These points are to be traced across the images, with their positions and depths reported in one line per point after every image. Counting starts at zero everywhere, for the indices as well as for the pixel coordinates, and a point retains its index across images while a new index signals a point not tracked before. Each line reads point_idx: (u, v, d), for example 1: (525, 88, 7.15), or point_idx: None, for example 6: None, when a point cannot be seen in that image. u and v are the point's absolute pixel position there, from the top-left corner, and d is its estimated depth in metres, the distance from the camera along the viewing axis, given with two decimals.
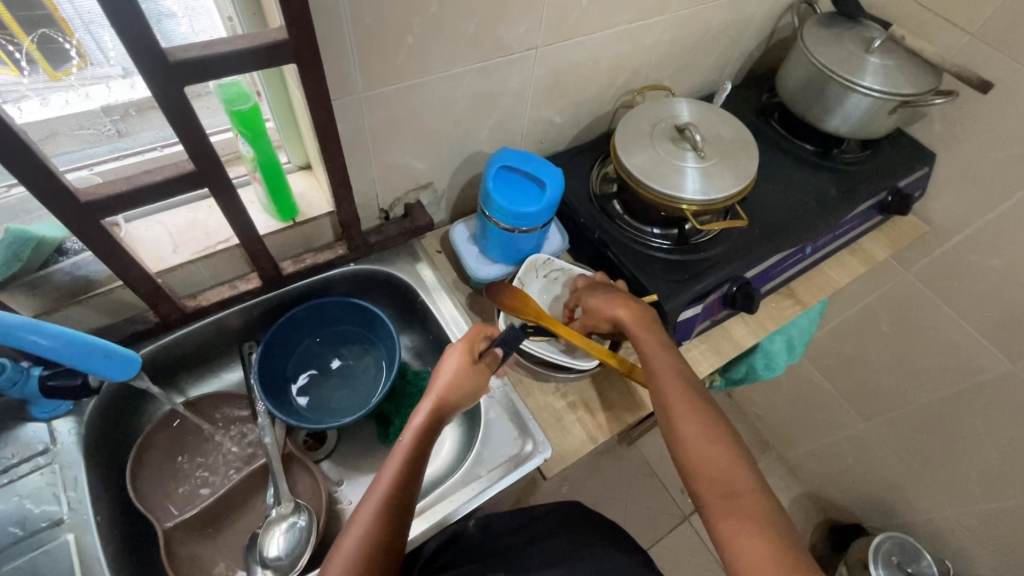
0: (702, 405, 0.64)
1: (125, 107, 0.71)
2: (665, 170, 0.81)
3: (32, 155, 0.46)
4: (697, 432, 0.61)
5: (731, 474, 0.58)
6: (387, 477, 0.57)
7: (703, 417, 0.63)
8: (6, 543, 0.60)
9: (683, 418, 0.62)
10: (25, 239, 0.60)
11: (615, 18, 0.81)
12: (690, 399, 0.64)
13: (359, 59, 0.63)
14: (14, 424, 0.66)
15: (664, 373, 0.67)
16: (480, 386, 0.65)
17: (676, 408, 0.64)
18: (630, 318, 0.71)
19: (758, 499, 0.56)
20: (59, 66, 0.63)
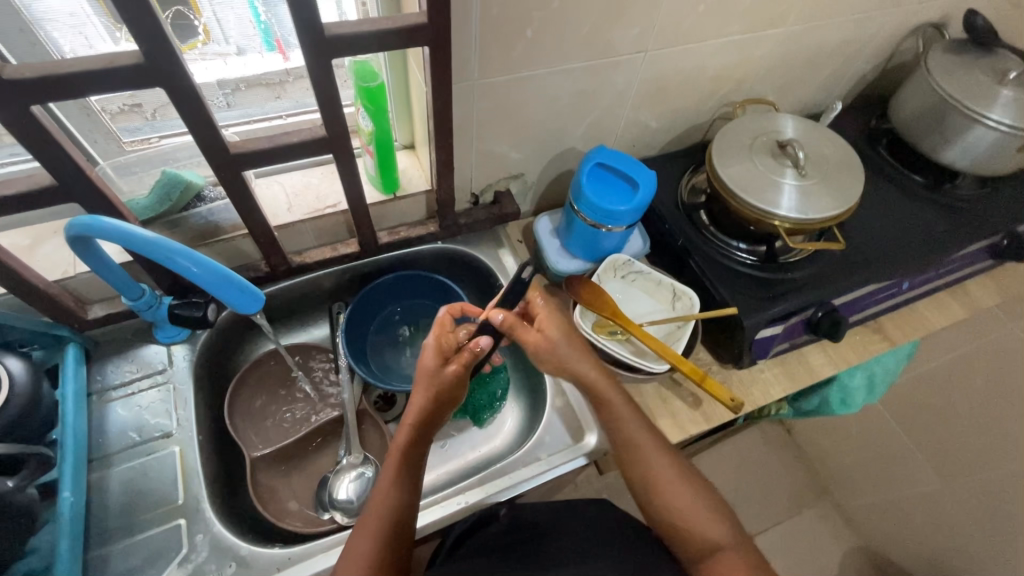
0: (673, 469, 0.62)
1: (236, 82, 0.77)
2: (761, 184, 0.79)
3: (201, 107, 0.53)
4: (670, 501, 0.61)
5: (707, 535, 0.59)
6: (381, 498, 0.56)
7: (675, 480, 0.62)
8: (125, 445, 0.69)
9: (656, 489, 0.62)
10: (176, 181, 0.68)
11: (729, 28, 0.81)
12: (658, 467, 0.62)
13: (480, 48, 0.66)
14: (140, 344, 0.75)
15: (627, 442, 0.64)
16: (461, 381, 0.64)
17: (648, 480, 0.62)
18: (577, 359, 0.66)
19: (731, 555, 0.57)
20: (187, 40, 0.70)
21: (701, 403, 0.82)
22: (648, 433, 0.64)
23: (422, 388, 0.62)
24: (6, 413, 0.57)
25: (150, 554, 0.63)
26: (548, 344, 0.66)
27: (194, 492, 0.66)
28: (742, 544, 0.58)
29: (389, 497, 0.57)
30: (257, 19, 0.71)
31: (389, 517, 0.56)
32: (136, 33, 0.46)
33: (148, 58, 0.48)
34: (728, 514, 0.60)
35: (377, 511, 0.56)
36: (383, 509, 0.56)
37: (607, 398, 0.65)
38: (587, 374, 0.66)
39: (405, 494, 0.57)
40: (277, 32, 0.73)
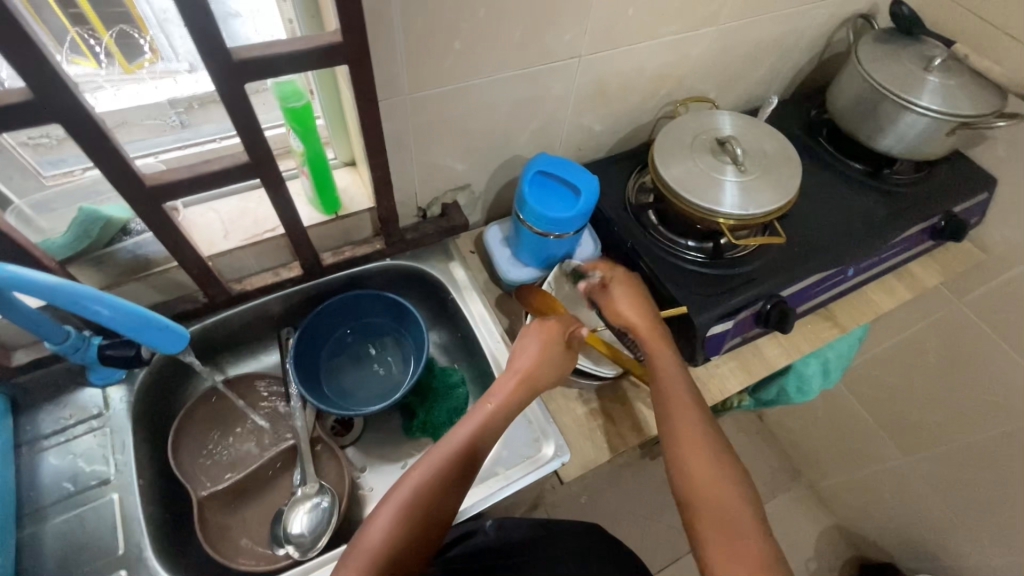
0: (724, 465, 0.62)
1: (189, 101, 0.73)
2: (703, 182, 0.80)
3: (105, 141, 0.51)
4: (714, 489, 0.60)
5: (738, 535, 0.57)
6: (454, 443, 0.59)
7: (726, 474, 0.61)
8: (59, 497, 0.65)
9: (705, 476, 0.61)
10: (94, 218, 0.64)
11: (662, 29, 0.82)
12: (711, 454, 0.62)
13: (407, 63, 0.65)
14: (73, 388, 0.71)
15: (683, 415, 0.66)
16: (564, 357, 0.69)
17: (697, 466, 0.62)
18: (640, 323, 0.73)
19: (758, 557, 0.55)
20: (133, 60, 0.69)
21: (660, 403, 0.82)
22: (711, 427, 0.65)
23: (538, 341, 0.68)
24: None
25: None
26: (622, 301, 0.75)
27: (135, 541, 0.63)
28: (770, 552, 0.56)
29: (458, 449, 0.59)
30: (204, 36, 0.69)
31: (452, 466, 0.58)
32: (20, 67, 0.43)
33: (39, 93, 0.45)
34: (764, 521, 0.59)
35: (443, 454, 0.59)
36: (449, 462, 0.58)
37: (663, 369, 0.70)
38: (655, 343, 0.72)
39: (474, 448, 0.60)
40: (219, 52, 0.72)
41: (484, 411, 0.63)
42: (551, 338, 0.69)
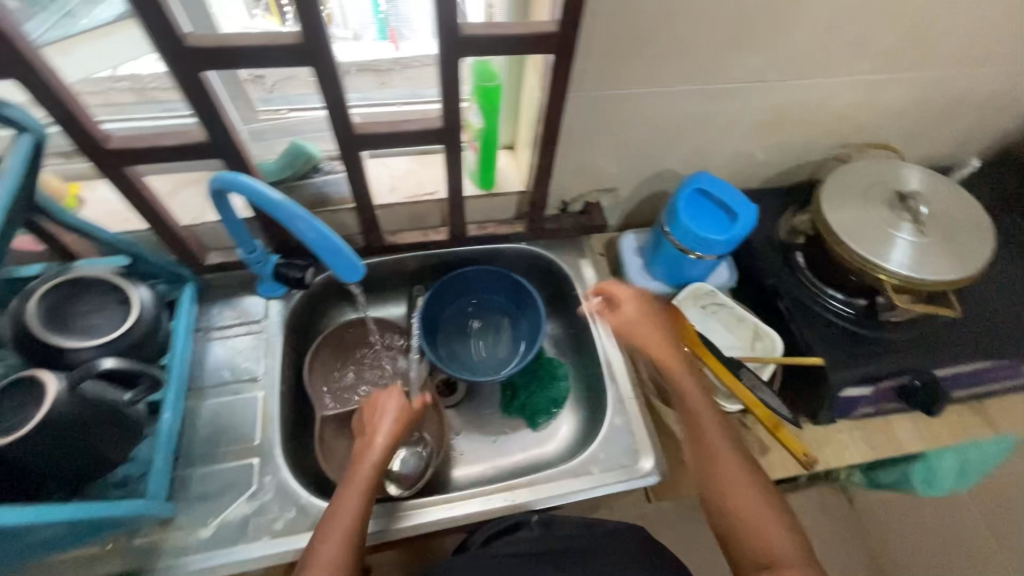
0: (757, 493, 0.61)
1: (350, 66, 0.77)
2: (872, 234, 0.74)
3: (337, 89, 0.58)
4: (752, 526, 0.59)
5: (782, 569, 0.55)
6: (354, 506, 0.60)
7: (762, 508, 0.60)
8: (218, 381, 0.76)
9: (745, 513, 0.60)
10: (300, 152, 0.75)
11: (864, 66, 0.77)
12: (745, 491, 0.61)
13: (599, 61, 0.67)
14: (243, 293, 0.82)
15: (703, 438, 0.65)
16: (404, 413, 0.70)
17: (733, 505, 0.61)
18: (652, 338, 0.72)
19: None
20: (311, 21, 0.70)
21: (768, 451, 0.78)
22: (741, 458, 0.63)
23: (392, 409, 0.70)
24: (133, 333, 0.64)
25: (225, 484, 0.68)
26: (628, 317, 0.75)
27: (270, 436, 0.72)
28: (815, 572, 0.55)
29: (358, 506, 0.60)
30: (377, 8, 0.71)
31: (352, 525, 0.59)
32: (300, 16, 0.50)
33: (306, 40, 0.52)
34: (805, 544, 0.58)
35: (350, 515, 0.59)
36: (348, 521, 0.59)
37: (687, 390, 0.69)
38: (677, 370, 0.70)
39: (368, 499, 0.61)
40: (393, 22, 0.73)
41: (362, 473, 0.63)
42: (401, 408, 0.70)
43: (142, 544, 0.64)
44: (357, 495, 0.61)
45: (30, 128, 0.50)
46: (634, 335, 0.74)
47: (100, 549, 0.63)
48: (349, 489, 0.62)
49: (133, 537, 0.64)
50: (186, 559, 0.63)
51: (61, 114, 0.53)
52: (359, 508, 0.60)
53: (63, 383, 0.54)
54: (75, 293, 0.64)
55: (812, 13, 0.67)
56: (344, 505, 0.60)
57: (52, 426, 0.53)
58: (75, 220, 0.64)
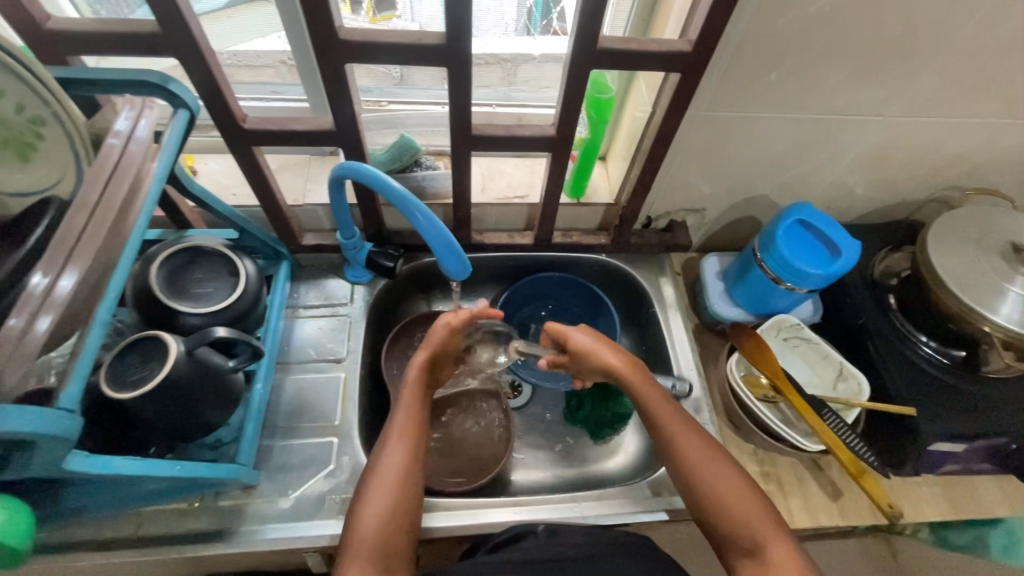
0: (739, 482, 0.60)
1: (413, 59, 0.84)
2: (981, 283, 0.71)
3: (467, 90, 0.59)
4: (736, 517, 0.58)
5: (773, 563, 0.55)
6: (401, 426, 0.63)
7: (739, 492, 0.59)
8: (303, 358, 0.79)
9: (726, 502, 0.59)
10: (409, 145, 0.76)
11: (991, 110, 0.73)
12: (718, 476, 0.60)
13: (718, 82, 0.67)
14: (331, 276, 0.85)
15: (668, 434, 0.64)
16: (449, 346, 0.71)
17: (710, 493, 0.60)
18: (602, 347, 0.69)
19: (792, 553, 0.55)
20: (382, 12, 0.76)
21: (841, 495, 0.76)
22: (692, 431, 0.64)
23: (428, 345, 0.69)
24: (239, 305, 0.67)
25: (305, 459, 0.71)
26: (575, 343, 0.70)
27: (349, 418, 0.75)
28: (797, 553, 0.56)
29: (408, 431, 0.62)
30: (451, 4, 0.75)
31: (411, 432, 0.63)
32: (450, 20, 0.52)
33: (449, 42, 0.54)
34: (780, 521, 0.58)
35: (398, 447, 0.61)
36: (402, 444, 0.61)
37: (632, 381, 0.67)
38: (610, 356, 0.68)
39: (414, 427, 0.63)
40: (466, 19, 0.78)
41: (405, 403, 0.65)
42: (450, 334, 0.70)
43: (226, 506, 0.66)
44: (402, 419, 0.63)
45: (187, 105, 0.53)
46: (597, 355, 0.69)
47: (189, 506, 0.66)
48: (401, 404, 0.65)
49: (218, 498, 0.67)
50: (266, 526, 0.66)
51: (213, 92, 0.56)
52: (408, 433, 0.62)
53: (182, 345, 0.58)
54: (192, 261, 0.68)
55: (949, 52, 0.64)
56: (393, 436, 0.62)
57: (171, 383, 0.56)
58: (200, 190, 0.67)
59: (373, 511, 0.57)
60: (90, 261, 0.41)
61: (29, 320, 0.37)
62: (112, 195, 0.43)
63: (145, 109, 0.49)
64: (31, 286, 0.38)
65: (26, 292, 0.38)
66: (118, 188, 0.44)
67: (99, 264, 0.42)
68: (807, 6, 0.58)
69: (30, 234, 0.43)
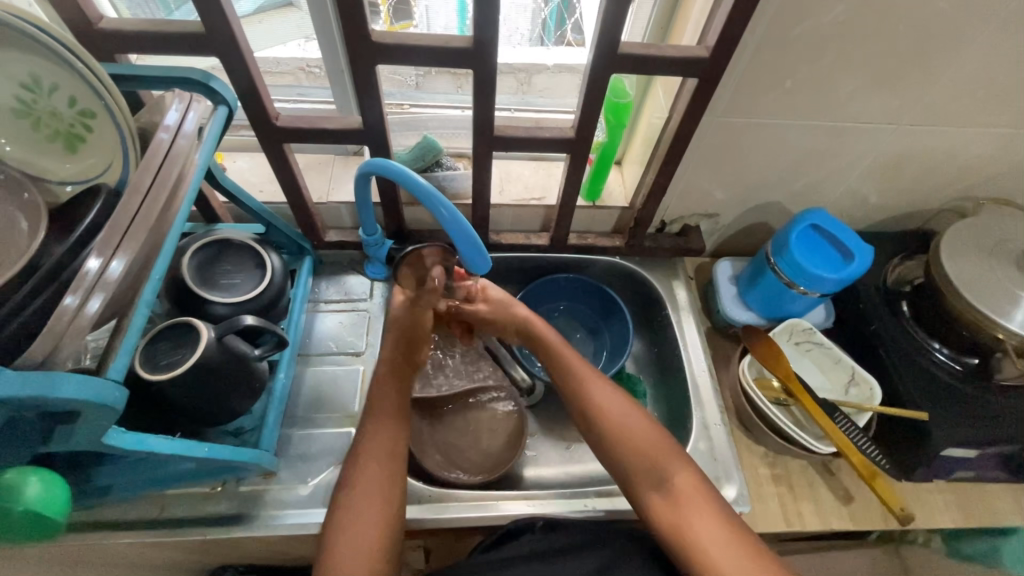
0: (646, 422, 0.65)
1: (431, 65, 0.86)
2: (994, 291, 0.71)
3: (491, 92, 0.61)
4: (644, 454, 0.62)
5: (681, 493, 0.60)
6: (376, 455, 0.61)
7: (644, 430, 0.64)
8: (324, 351, 0.81)
9: (636, 443, 0.63)
10: (432, 147, 0.78)
11: (1007, 120, 0.74)
12: (630, 424, 0.64)
13: (734, 89, 0.69)
14: (352, 273, 0.88)
15: (583, 395, 0.68)
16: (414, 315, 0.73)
17: (622, 438, 0.64)
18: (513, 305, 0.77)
19: (694, 483, 0.60)
20: (398, 22, 0.79)
21: (851, 500, 0.76)
22: (605, 385, 0.68)
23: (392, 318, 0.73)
24: (265, 296, 0.70)
25: (325, 449, 0.73)
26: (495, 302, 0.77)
27: None
28: (702, 480, 0.61)
29: (386, 460, 0.61)
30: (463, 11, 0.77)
31: (388, 467, 0.61)
32: (478, 25, 0.54)
33: (475, 46, 0.56)
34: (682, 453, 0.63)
35: (377, 480, 0.59)
36: (382, 475, 0.60)
37: (547, 340, 0.73)
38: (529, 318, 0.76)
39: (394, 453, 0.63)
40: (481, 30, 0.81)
41: (380, 443, 0.63)
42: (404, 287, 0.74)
43: (247, 491, 0.68)
44: (376, 446, 0.62)
45: (226, 102, 0.56)
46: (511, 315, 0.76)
47: (211, 490, 0.68)
48: (377, 424, 0.64)
49: (240, 484, 0.69)
50: (285, 512, 0.67)
51: (250, 91, 0.59)
52: (386, 462, 0.61)
53: (213, 332, 0.60)
54: (221, 254, 0.70)
55: (963, 63, 0.66)
56: (368, 473, 0.60)
57: (201, 368, 0.58)
58: (232, 185, 0.70)
59: (353, 553, 0.55)
60: (139, 246, 0.43)
61: (82, 301, 0.39)
62: (163, 182, 0.46)
63: (193, 103, 0.51)
64: (85, 269, 0.40)
65: (80, 274, 0.40)
66: (167, 176, 0.46)
67: (145, 250, 0.44)
68: (823, 16, 0.60)
69: (83, 217, 0.45)
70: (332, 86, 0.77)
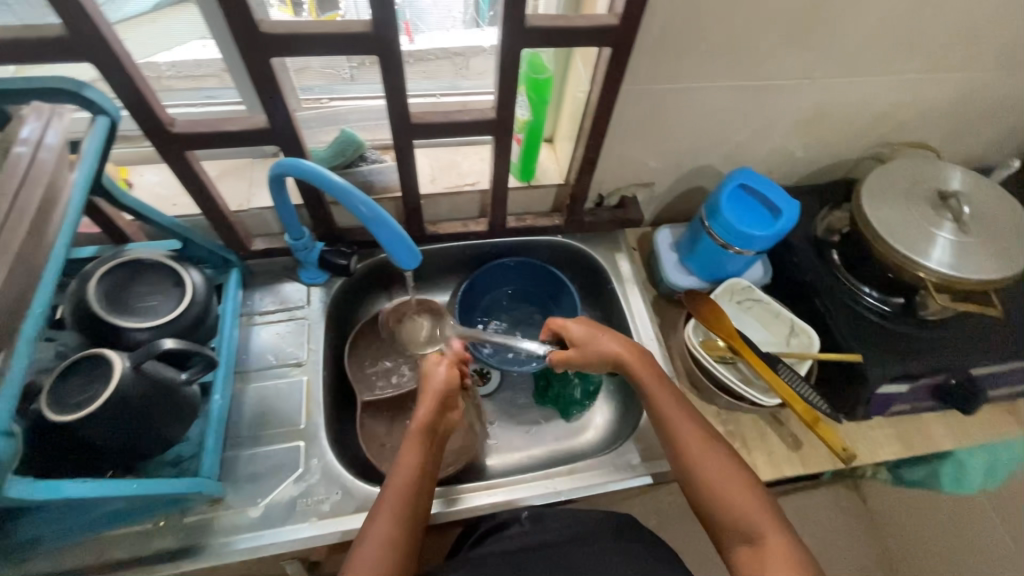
0: (737, 472, 0.61)
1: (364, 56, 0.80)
2: (913, 232, 0.74)
3: (400, 78, 0.59)
4: (736, 511, 0.59)
5: (768, 554, 0.56)
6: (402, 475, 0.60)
7: (735, 480, 0.61)
8: (263, 366, 0.77)
9: (726, 491, 0.60)
10: (351, 140, 0.75)
11: (912, 66, 0.77)
12: (723, 476, 0.61)
13: (653, 56, 0.68)
14: (285, 280, 0.84)
15: (672, 431, 0.65)
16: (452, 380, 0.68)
17: (711, 481, 0.61)
18: (603, 337, 0.70)
19: (784, 545, 0.56)
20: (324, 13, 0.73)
21: (801, 446, 0.80)
22: (700, 429, 0.65)
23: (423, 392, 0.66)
24: (188, 314, 0.65)
25: (272, 466, 0.70)
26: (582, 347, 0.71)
27: (315, 420, 0.74)
28: (795, 547, 0.56)
29: (402, 492, 0.59)
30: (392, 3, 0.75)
31: (403, 498, 0.58)
32: (373, 7, 0.51)
33: (375, 29, 0.53)
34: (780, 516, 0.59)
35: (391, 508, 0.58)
36: (394, 506, 0.58)
37: (638, 372, 0.68)
38: (617, 348, 0.70)
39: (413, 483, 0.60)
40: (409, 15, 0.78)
41: (399, 479, 0.60)
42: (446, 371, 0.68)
43: (193, 522, 0.65)
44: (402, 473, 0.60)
45: (107, 112, 0.51)
46: (605, 349, 0.70)
47: (153, 526, 0.64)
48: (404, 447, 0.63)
49: (184, 515, 0.65)
50: (237, 537, 0.64)
51: (135, 97, 0.54)
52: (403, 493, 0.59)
53: (128, 361, 0.56)
54: (135, 276, 0.65)
55: (864, 12, 0.67)
56: (383, 505, 0.58)
57: (120, 401, 0.54)
58: (134, 202, 0.66)
59: None
60: None
61: None
62: (23, 204, 0.44)
63: (52, 118, 0.50)
64: None
65: None
66: (29, 199, 0.44)
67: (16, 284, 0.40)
68: None
69: None
70: (236, 85, 0.72)
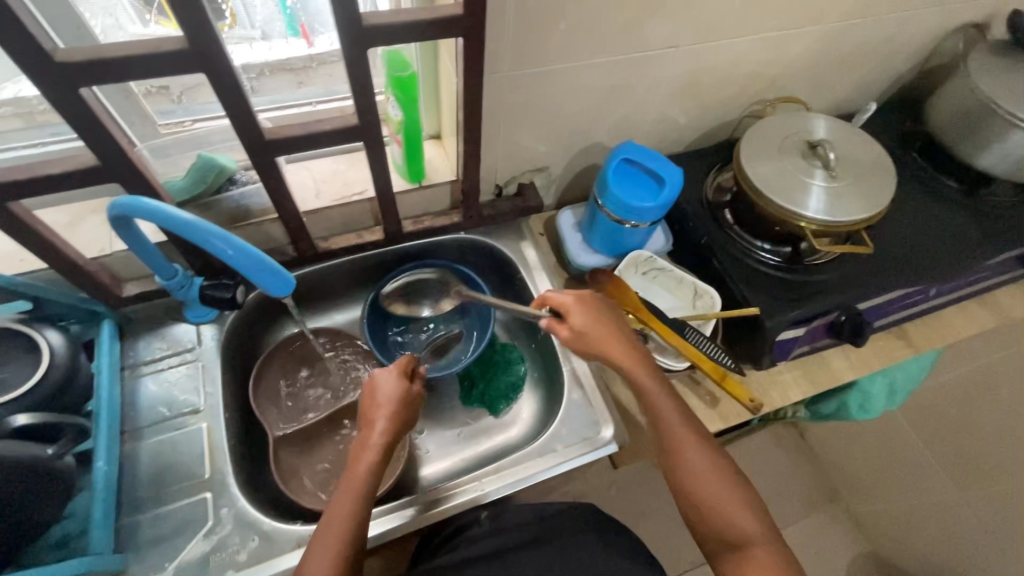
0: (726, 482, 0.61)
1: (261, 67, 0.76)
2: (789, 184, 0.77)
3: (238, 94, 0.54)
4: (721, 518, 0.59)
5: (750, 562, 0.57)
6: (345, 509, 0.57)
7: (725, 490, 0.60)
8: (155, 419, 0.71)
9: (715, 502, 0.60)
10: (210, 165, 0.70)
11: (765, 25, 0.80)
12: (711, 482, 0.61)
13: (512, 41, 0.67)
14: (168, 323, 0.77)
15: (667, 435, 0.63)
16: (409, 400, 0.67)
17: (702, 489, 0.61)
18: (608, 334, 0.67)
19: (769, 554, 0.57)
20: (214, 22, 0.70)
21: (718, 402, 0.82)
22: (697, 438, 0.63)
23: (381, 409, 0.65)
24: (50, 378, 0.59)
25: (178, 525, 0.65)
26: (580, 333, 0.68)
27: (220, 468, 0.69)
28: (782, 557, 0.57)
29: (343, 531, 0.56)
30: (284, 4, 0.72)
31: (342, 537, 0.56)
32: (182, 21, 0.47)
33: (191, 45, 0.49)
34: (764, 515, 0.60)
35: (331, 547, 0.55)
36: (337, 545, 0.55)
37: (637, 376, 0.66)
38: (613, 348, 0.67)
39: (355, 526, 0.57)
40: (303, 17, 0.75)
41: (339, 514, 0.57)
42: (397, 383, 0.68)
43: None
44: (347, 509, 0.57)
45: None
46: (602, 344, 0.67)
47: None
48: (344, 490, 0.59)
49: None
50: None
51: None
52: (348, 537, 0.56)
53: None
54: None
55: None
56: (321, 542, 0.55)
57: None
58: None
59: None
60: None
61: None
62: None
63: None
64: None
65: None
66: None
67: None
68: None
69: None
70: None
